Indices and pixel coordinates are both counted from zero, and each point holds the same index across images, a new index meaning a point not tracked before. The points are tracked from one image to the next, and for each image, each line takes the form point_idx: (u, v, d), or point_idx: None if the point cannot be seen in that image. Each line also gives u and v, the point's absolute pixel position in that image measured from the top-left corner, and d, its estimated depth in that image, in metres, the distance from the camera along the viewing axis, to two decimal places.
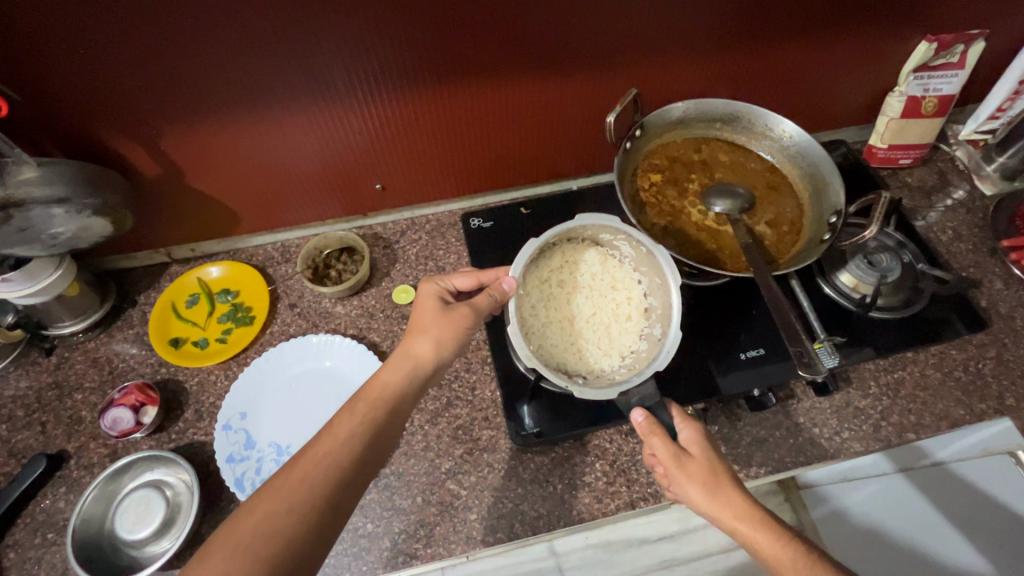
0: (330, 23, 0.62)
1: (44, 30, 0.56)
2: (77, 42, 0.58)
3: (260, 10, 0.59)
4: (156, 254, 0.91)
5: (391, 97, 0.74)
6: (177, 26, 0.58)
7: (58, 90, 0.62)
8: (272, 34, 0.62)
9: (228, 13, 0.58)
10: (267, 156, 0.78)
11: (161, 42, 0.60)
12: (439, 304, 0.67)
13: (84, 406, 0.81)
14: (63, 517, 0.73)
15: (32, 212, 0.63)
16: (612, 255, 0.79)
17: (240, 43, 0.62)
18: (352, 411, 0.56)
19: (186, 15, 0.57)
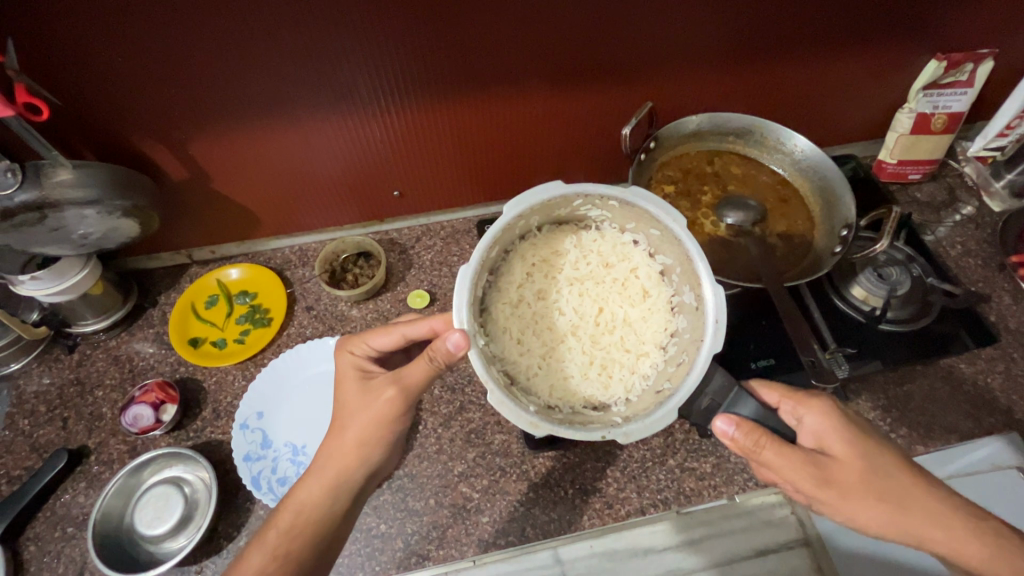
0: (357, 34, 0.64)
1: (90, 39, 0.59)
2: (120, 52, 0.61)
3: (291, 22, 0.61)
4: (177, 255, 0.93)
5: (413, 105, 0.76)
6: (212, 36, 0.61)
7: (97, 97, 0.65)
8: (302, 44, 0.64)
9: (262, 25, 0.61)
10: (289, 160, 0.80)
11: (196, 52, 0.62)
12: (358, 378, 0.64)
13: (104, 403, 0.83)
14: (82, 512, 0.74)
15: (65, 212, 0.65)
16: (586, 232, 0.75)
17: (271, 53, 0.64)
18: None
19: (221, 26, 0.60)
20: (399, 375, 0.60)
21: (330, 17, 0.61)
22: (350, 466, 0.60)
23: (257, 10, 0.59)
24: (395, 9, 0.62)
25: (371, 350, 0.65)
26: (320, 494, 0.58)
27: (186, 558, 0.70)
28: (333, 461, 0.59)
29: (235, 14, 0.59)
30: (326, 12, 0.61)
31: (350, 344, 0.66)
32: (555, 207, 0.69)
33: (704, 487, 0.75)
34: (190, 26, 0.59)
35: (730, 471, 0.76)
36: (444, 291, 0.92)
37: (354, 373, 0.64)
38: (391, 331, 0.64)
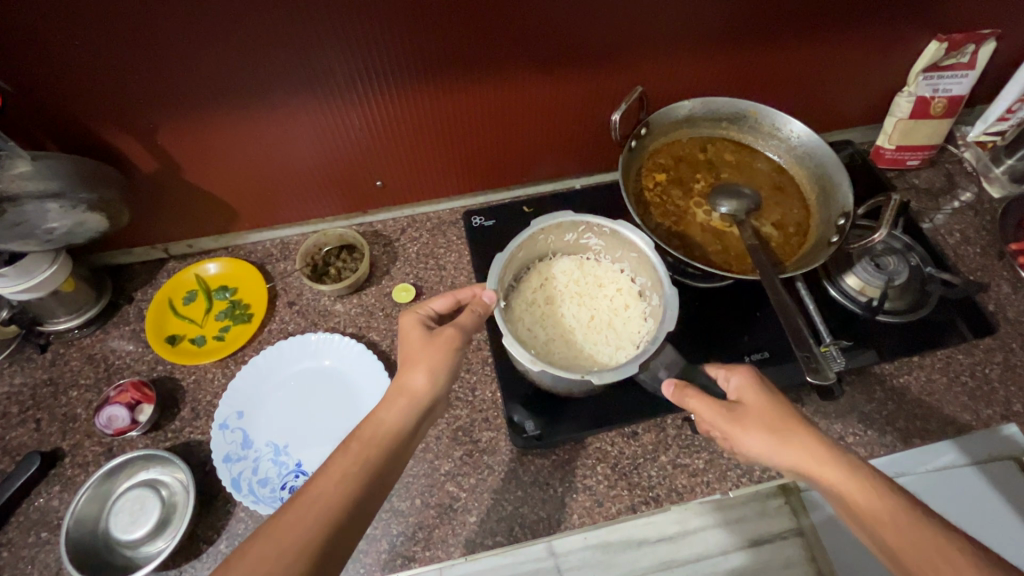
0: (329, 19, 0.61)
1: (39, 21, 0.55)
2: (75, 35, 0.57)
3: (259, 5, 0.58)
4: (154, 250, 0.90)
5: (392, 94, 0.73)
6: (174, 21, 0.57)
7: (56, 84, 0.61)
8: (271, 29, 0.61)
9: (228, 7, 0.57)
10: (265, 150, 0.77)
11: (158, 36, 0.59)
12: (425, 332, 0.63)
13: (78, 403, 0.80)
14: (57, 516, 0.72)
15: (26, 206, 0.62)
16: (585, 258, 0.75)
17: (240, 39, 0.61)
18: (349, 450, 0.54)
19: (184, 10, 0.56)
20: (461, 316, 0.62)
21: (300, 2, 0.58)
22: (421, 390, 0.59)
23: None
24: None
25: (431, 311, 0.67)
26: None
27: (164, 563, 0.68)
28: None
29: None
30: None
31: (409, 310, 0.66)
32: (556, 228, 0.70)
33: (697, 483, 0.74)
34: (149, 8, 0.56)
35: (723, 466, 0.75)
36: (430, 285, 0.89)
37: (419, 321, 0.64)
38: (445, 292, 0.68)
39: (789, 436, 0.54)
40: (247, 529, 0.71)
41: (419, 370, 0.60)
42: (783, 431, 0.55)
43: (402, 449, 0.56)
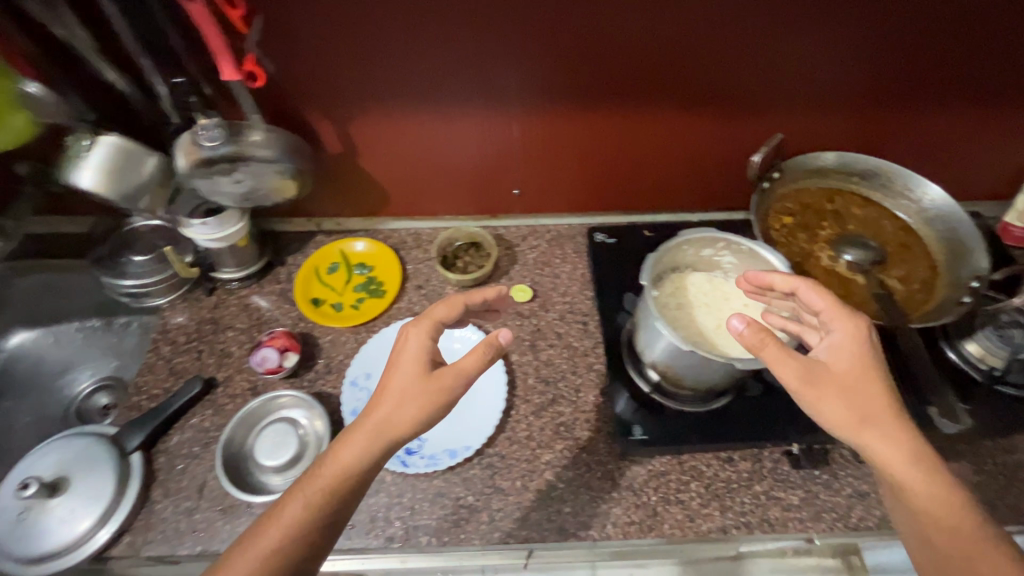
0: (526, 36, 0.71)
1: (301, 20, 0.68)
2: (323, 35, 0.70)
3: (474, 17, 0.68)
4: (308, 224, 1.03)
5: (554, 110, 0.82)
6: (404, 23, 0.69)
7: (292, 73, 0.74)
8: (478, 39, 0.71)
9: (448, 16, 0.68)
10: (428, 148, 0.87)
11: (386, 37, 0.70)
12: (422, 365, 0.63)
13: (233, 343, 0.92)
14: (207, 435, 0.83)
15: (250, 166, 0.74)
16: (716, 275, 0.78)
17: (449, 46, 0.72)
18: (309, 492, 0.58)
19: (414, 14, 0.68)
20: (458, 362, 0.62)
21: (509, 16, 0.69)
22: (398, 424, 0.60)
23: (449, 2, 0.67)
24: (566, 14, 0.69)
25: (441, 327, 0.68)
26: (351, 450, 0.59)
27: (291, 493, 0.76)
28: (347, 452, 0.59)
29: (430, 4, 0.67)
30: (508, 10, 0.68)
31: (416, 319, 0.67)
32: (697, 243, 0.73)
33: (790, 519, 0.75)
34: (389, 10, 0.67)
35: (819, 507, 0.76)
36: (546, 290, 0.96)
37: (422, 343, 0.64)
38: (455, 303, 0.69)
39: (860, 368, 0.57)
40: None
41: (397, 407, 0.60)
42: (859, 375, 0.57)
43: (357, 492, 0.60)
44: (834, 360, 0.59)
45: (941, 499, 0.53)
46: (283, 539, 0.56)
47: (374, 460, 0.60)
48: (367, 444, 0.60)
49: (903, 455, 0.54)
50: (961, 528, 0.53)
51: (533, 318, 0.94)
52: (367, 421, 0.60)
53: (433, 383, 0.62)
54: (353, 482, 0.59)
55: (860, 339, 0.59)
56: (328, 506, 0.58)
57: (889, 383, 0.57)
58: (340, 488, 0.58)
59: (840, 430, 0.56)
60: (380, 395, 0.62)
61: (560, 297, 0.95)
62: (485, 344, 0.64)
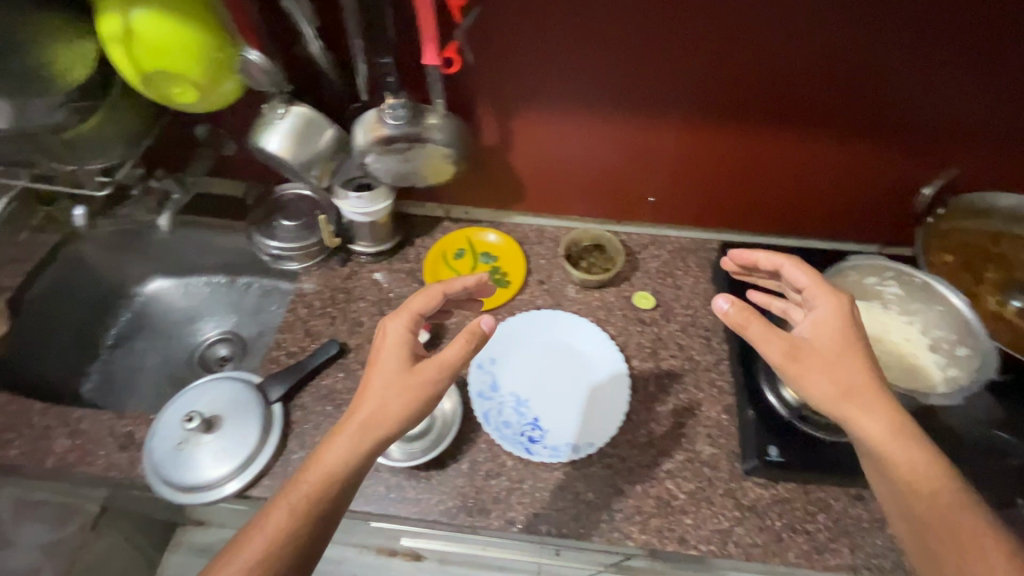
0: (709, 38, 0.73)
1: (505, 14, 0.72)
2: (520, 28, 0.73)
3: (665, 15, 0.71)
4: (436, 211, 1.06)
5: (714, 121, 0.82)
6: (596, 18, 0.72)
7: (476, 64, 0.77)
8: (663, 37, 0.73)
9: (640, 13, 0.71)
10: (577, 148, 0.89)
11: (575, 30, 0.73)
12: (404, 361, 0.66)
13: (364, 312, 0.96)
14: (340, 396, 0.87)
15: (423, 149, 0.78)
16: (874, 305, 0.77)
17: (632, 43, 0.74)
18: (295, 494, 0.59)
19: (608, 8, 0.71)
20: (443, 355, 0.65)
21: (699, 16, 0.70)
22: (386, 415, 0.63)
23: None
24: (756, 18, 0.70)
25: (420, 318, 0.71)
26: (335, 454, 0.61)
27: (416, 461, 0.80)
28: (333, 453, 0.61)
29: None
30: (699, 10, 0.70)
31: (395, 313, 0.70)
32: (861, 268, 0.76)
33: None
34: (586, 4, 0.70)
35: None
36: (669, 300, 0.96)
37: (402, 339, 0.67)
38: (433, 293, 0.72)
39: (845, 353, 0.60)
40: (486, 460, 0.80)
41: (380, 403, 0.63)
42: (844, 354, 0.60)
43: (344, 495, 0.61)
44: (816, 336, 0.62)
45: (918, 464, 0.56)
46: (290, 524, 0.58)
47: (369, 450, 0.62)
48: (355, 438, 0.62)
49: (889, 434, 0.57)
50: (939, 496, 0.55)
51: (654, 326, 0.93)
52: (355, 416, 0.63)
53: (416, 375, 0.65)
54: (348, 472, 0.61)
55: (841, 313, 0.63)
56: (327, 495, 0.60)
57: (867, 359, 0.60)
58: (328, 487, 0.60)
59: (825, 406, 0.59)
60: (364, 391, 0.65)
61: (682, 309, 0.95)
62: (467, 333, 0.66)
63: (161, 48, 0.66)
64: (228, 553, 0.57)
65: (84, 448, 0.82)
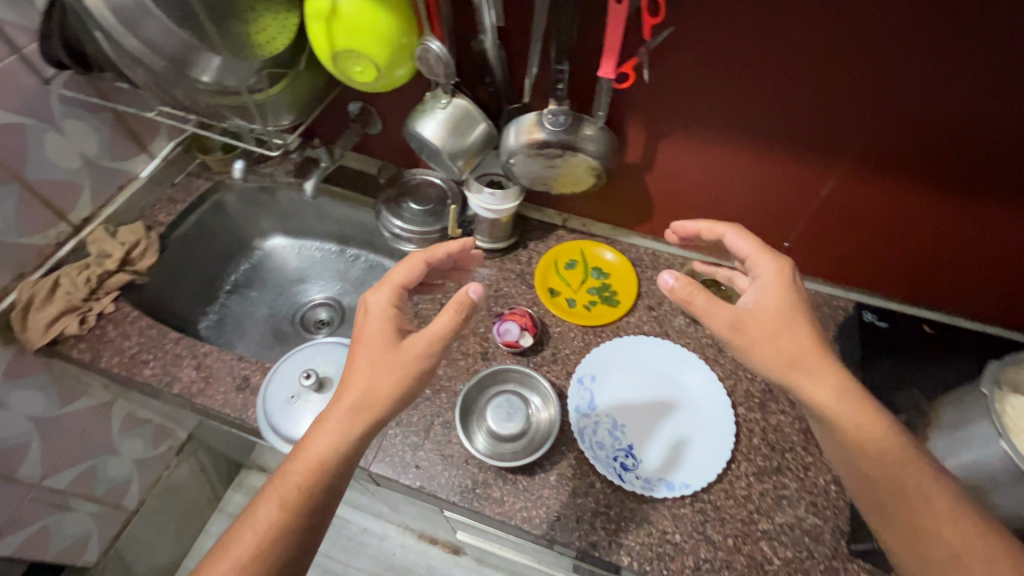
0: (904, 94, 0.65)
1: (684, 38, 0.68)
2: (695, 55, 0.69)
3: (864, 69, 0.64)
4: (554, 217, 1.07)
5: (878, 176, 0.75)
6: (786, 60, 0.66)
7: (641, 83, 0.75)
8: (853, 89, 0.67)
9: (834, 61, 0.65)
10: (718, 177, 0.85)
11: (758, 69, 0.68)
12: (390, 336, 0.68)
13: (472, 304, 0.97)
14: (439, 381, 0.88)
15: (573, 157, 0.78)
16: None
17: (817, 90, 0.68)
18: (286, 481, 0.60)
19: (802, 53, 0.65)
20: (429, 328, 0.67)
21: (905, 75, 0.63)
22: (378, 395, 0.64)
23: (849, 48, 0.63)
24: (971, 90, 0.62)
25: (402, 290, 0.73)
26: (320, 441, 0.62)
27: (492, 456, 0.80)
28: (320, 439, 0.62)
29: (826, 46, 0.64)
30: (903, 66, 0.63)
31: (377, 287, 0.73)
32: None
33: None
34: (778, 46, 0.65)
35: None
36: None
37: (384, 319, 0.69)
38: (414, 262, 0.75)
39: (791, 325, 0.65)
40: (575, 476, 0.79)
41: (369, 382, 0.64)
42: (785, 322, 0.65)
43: (338, 481, 0.62)
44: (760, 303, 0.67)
45: (865, 423, 0.61)
46: (279, 522, 0.58)
47: (359, 434, 0.63)
48: (345, 423, 0.63)
49: (837, 403, 0.61)
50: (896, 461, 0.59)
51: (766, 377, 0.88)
52: (345, 400, 0.64)
53: (404, 352, 0.66)
54: (338, 458, 0.61)
55: (781, 278, 0.70)
56: (321, 482, 0.60)
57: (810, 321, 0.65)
58: (319, 471, 0.61)
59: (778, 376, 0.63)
60: (351, 371, 0.66)
61: None
62: (456, 302, 0.69)
63: (356, 28, 0.70)
64: (221, 544, 0.58)
65: (207, 380, 0.89)
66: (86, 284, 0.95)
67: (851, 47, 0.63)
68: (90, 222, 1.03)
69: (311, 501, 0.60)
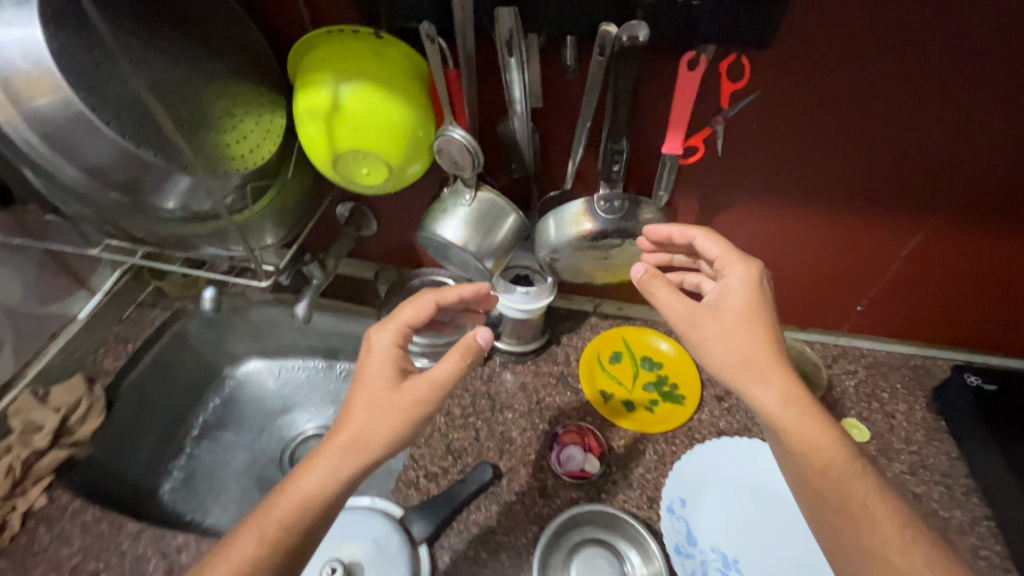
0: (995, 146, 0.57)
1: (752, 107, 0.57)
2: (763, 123, 0.59)
3: (965, 113, 0.55)
4: (585, 303, 0.94)
5: (963, 231, 0.66)
6: (873, 113, 0.56)
7: (701, 159, 0.64)
8: (939, 144, 0.58)
9: (919, 117, 0.56)
10: (779, 249, 0.74)
11: (840, 128, 0.58)
12: (391, 377, 0.56)
13: (514, 425, 0.81)
14: (496, 538, 0.70)
15: (631, 245, 0.67)
16: None
17: (908, 141, 0.58)
18: (268, 516, 0.51)
19: (892, 104, 0.55)
20: (436, 373, 0.56)
21: (1001, 122, 0.55)
22: (371, 441, 0.53)
23: (950, 93, 0.53)
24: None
25: (410, 330, 0.60)
26: (310, 481, 0.52)
27: None
28: (312, 479, 0.52)
29: (910, 100, 0.55)
30: (999, 117, 0.54)
31: (382, 324, 0.60)
32: None
33: None
34: (859, 102, 0.56)
35: None
36: (884, 432, 0.78)
37: (389, 355, 0.57)
38: (424, 303, 0.61)
39: (751, 324, 0.54)
40: None
41: (365, 427, 0.53)
42: (755, 318, 0.55)
43: (326, 521, 0.53)
44: (721, 302, 0.57)
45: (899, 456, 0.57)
46: (261, 555, 0.50)
47: (349, 480, 0.53)
48: (335, 464, 0.52)
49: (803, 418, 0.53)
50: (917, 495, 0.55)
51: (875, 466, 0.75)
52: (336, 438, 0.53)
53: (402, 396, 0.55)
54: (325, 501, 0.52)
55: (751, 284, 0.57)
56: (304, 526, 0.51)
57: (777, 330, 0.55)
58: (297, 520, 0.51)
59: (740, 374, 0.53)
60: (346, 411, 0.55)
61: (904, 444, 0.77)
62: (462, 348, 0.57)
63: (364, 127, 0.57)
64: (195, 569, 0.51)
65: None
66: (6, 476, 0.72)
67: (952, 90, 0.53)
68: (12, 386, 0.82)
69: (291, 540, 0.51)
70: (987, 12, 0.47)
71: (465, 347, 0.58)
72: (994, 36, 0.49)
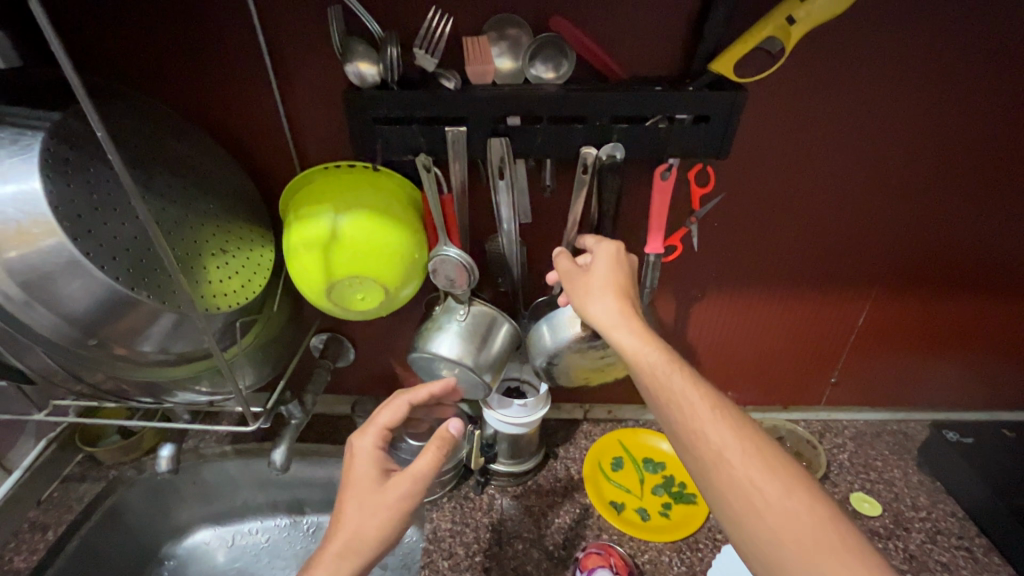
0: (906, 220, 0.68)
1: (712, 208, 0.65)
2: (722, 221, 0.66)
3: (878, 197, 0.66)
4: (574, 410, 0.91)
5: (901, 295, 0.75)
6: (807, 204, 0.66)
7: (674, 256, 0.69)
8: (865, 223, 0.68)
9: (844, 202, 0.66)
10: (752, 331, 0.79)
11: (783, 216, 0.67)
12: (375, 480, 0.53)
13: (527, 558, 0.73)
14: None
15: None
16: None
17: (840, 224, 0.68)
18: None
19: (822, 193, 0.65)
20: (421, 465, 0.53)
21: (906, 202, 0.66)
22: (366, 541, 0.50)
23: (863, 180, 0.64)
24: (971, 195, 0.66)
25: (389, 433, 0.57)
26: None
27: None
28: None
29: (835, 190, 0.65)
30: (903, 196, 0.66)
31: (360, 430, 0.57)
32: None
33: None
34: (795, 195, 0.65)
35: None
36: (890, 502, 0.78)
37: (370, 459, 0.54)
38: (397, 404, 0.58)
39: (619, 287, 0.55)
40: None
41: (355, 532, 0.50)
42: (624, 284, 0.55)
43: None
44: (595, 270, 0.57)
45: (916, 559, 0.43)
46: None
47: None
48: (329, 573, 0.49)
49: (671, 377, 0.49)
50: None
51: (895, 540, 0.74)
52: (330, 547, 0.50)
53: (387, 493, 0.52)
54: None
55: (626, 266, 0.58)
56: None
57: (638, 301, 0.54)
58: None
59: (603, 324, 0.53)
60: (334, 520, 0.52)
61: (913, 511, 0.77)
62: (441, 437, 0.55)
63: (363, 251, 0.57)
64: None
65: None
66: None
67: (866, 179, 0.64)
68: None
69: None
70: (874, 121, 0.60)
71: (442, 436, 0.55)
72: (886, 136, 0.61)
